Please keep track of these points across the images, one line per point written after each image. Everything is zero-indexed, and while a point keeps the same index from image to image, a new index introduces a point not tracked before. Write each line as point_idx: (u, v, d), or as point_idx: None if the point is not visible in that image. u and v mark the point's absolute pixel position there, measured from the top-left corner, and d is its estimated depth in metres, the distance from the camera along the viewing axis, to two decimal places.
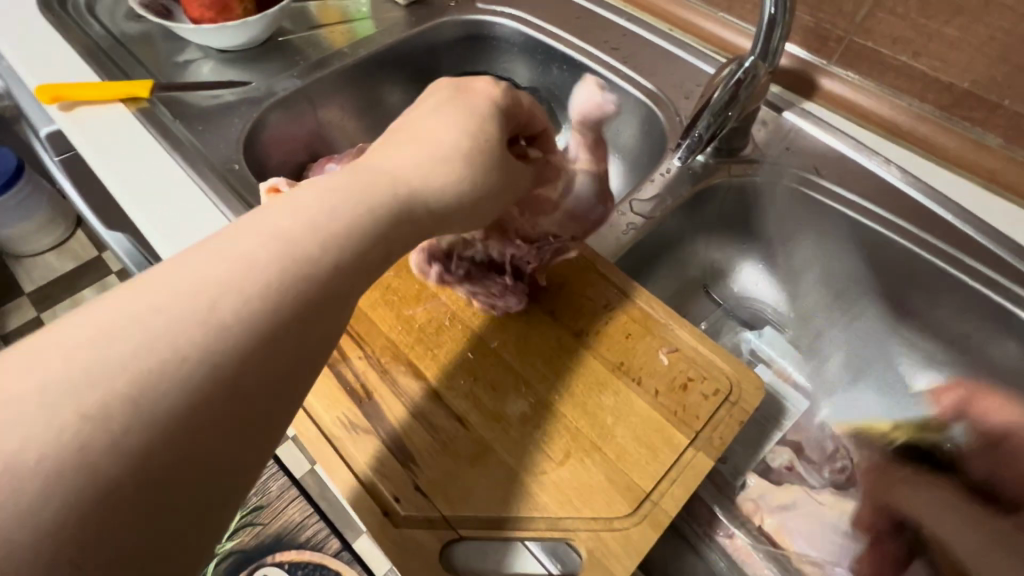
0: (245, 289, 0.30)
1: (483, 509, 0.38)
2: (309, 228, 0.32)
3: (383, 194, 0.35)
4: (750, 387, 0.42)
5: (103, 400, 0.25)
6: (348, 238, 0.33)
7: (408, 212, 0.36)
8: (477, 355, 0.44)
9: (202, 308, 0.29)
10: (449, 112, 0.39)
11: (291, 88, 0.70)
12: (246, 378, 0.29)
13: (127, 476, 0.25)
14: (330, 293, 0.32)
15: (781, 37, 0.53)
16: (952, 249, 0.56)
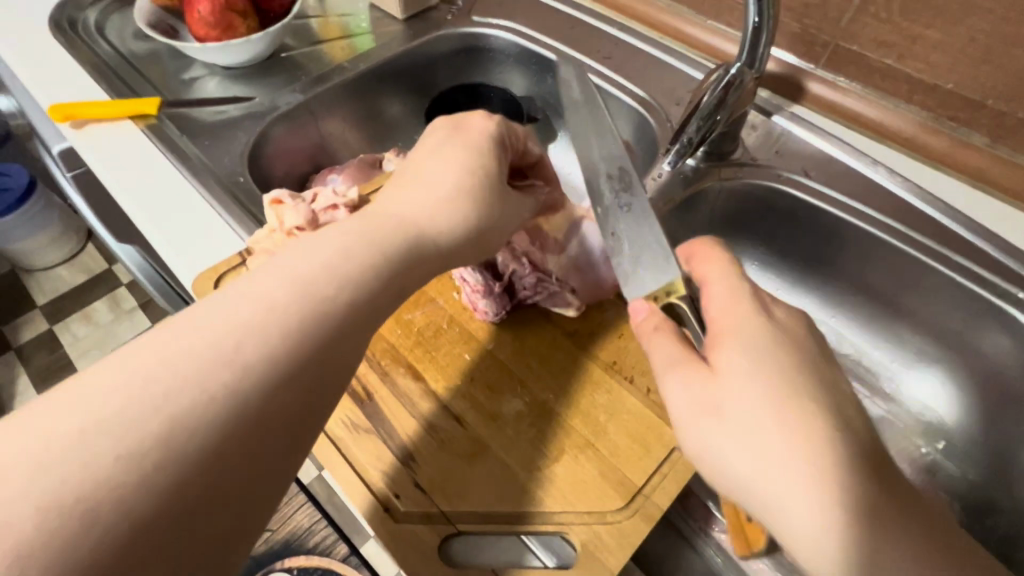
0: (267, 323, 0.33)
1: (481, 504, 0.40)
2: (321, 265, 0.35)
3: (394, 229, 0.39)
4: None
5: (150, 426, 0.28)
6: (360, 269, 0.36)
7: (415, 247, 0.39)
8: (474, 356, 0.46)
9: (230, 341, 0.32)
10: (453, 149, 0.43)
11: (293, 102, 0.72)
12: (269, 403, 0.31)
13: (158, 484, 0.27)
14: (345, 324, 0.35)
15: (766, 44, 0.55)
16: (939, 246, 0.58)
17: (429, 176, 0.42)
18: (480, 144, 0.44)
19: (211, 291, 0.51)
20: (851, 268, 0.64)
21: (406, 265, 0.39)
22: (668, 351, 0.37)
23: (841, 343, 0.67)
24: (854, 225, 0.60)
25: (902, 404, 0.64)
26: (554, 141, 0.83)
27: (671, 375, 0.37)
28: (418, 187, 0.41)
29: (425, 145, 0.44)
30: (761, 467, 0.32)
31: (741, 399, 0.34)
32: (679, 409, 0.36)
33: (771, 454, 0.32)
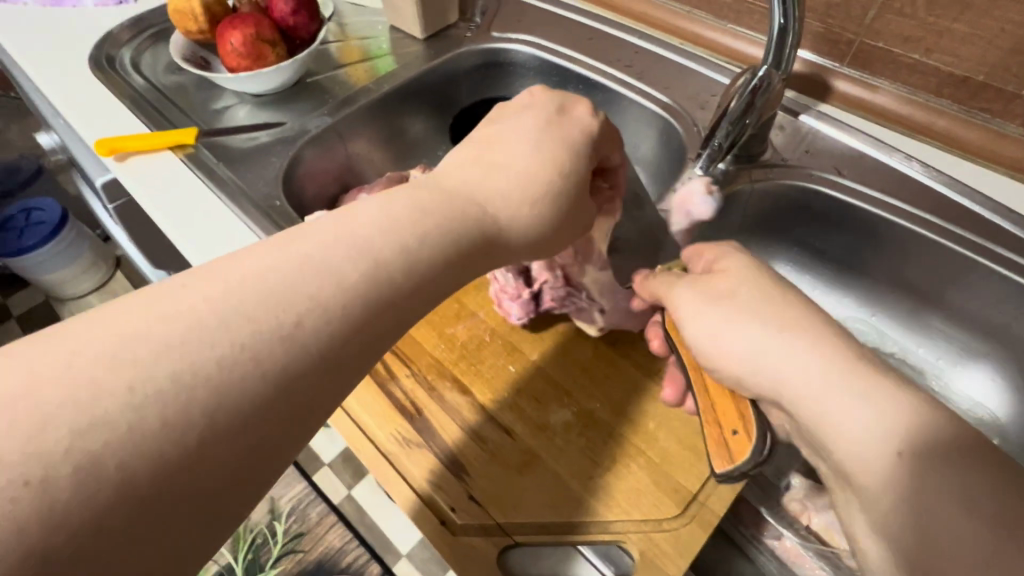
0: (315, 331, 0.32)
1: (536, 515, 0.40)
2: (353, 256, 0.34)
3: (445, 221, 0.38)
4: None
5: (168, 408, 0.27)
6: (393, 265, 0.35)
7: (465, 243, 0.38)
8: (519, 369, 0.46)
9: (251, 327, 0.30)
10: (515, 147, 0.43)
11: (323, 125, 0.74)
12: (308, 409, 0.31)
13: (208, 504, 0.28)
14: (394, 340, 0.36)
15: (793, 45, 0.55)
16: (981, 239, 0.56)
17: (489, 175, 0.41)
18: (538, 138, 0.43)
19: None
20: (889, 265, 0.63)
21: (454, 264, 0.38)
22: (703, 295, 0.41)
23: (884, 341, 0.66)
24: (891, 221, 0.59)
25: (953, 401, 0.62)
26: None
27: (711, 313, 0.40)
28: (478, 188, 0.41)
29: (490, 141, 0.43)
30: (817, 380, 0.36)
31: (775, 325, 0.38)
32: (723, 339, 0.39)
33: (825, 364, 0.36)
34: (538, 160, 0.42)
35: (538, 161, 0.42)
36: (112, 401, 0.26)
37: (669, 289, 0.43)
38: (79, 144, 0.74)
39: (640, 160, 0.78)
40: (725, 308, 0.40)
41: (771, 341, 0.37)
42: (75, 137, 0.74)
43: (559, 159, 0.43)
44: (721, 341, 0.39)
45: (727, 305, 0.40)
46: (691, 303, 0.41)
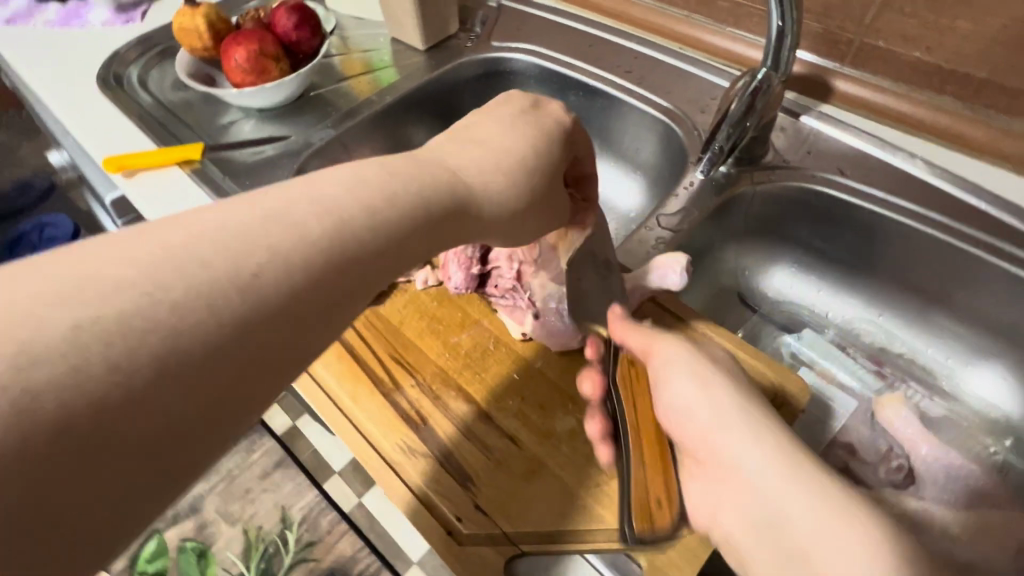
0: None
1: (543, 523, 0.40)
2: (321, 213, 0.29)
3: (415, 189, 0.34)
4: (792, 386, 0.50)
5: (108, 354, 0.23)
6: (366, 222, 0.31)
7: (435, 211, 0.34)
8: (523, 376, 0.46)
9: (204, 271, 0.26)
10: (499, 137, 0.39)
11: (326, 138, 0.75)
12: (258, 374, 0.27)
13: None
14: None
15: (791, 46, 0.55)
16: (987, 236, 0.56)
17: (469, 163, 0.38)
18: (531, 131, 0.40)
19: None
20: (896, 265, 0.62)
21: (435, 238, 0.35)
22: (680, 361, 0.38)
23: (892, 342, 0.65)
24: (896, 220, 0.59)
25: (963, 402, 0.61)
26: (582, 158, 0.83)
27: (680, 385, 0.38)
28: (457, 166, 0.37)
29: (471, 128, 0.40)
30: (756, 482, 0.32)
31: (740, 417, 0.35)
32: (676, 410, 0.38)
33: (813, 497, 0.30)
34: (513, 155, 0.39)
35: (519, 153, 0.39)
36: (65, 365, 0.22)
37: (643, 344, 0.40)
38: (88, 160, 0.75)
39: (641, 165, 0.79)
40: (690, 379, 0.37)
41: (720, 430, 0.35)
42: (84, 154, 0.76)
43: (536, 151, 0.39)
44: (676, 408, 0.38)
45: (699, 378, 0.37)
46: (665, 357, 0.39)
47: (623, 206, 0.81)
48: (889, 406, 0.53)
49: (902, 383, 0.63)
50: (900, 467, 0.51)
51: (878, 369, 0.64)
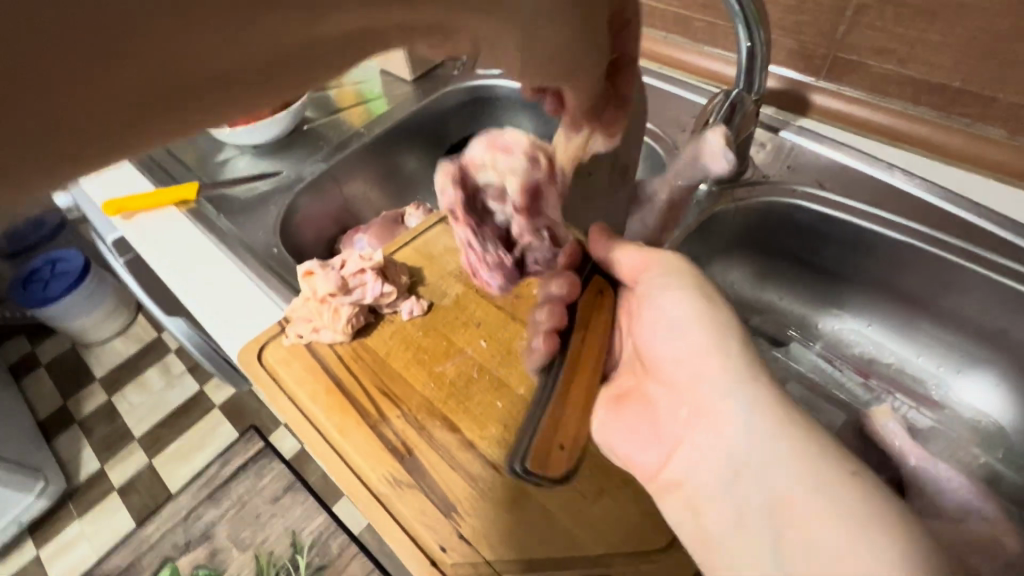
0: None
1: (525, 551, 0.40)
2: None
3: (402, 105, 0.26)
4: None
5: None
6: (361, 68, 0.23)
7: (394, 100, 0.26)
8: (505, 404, 0.47)
9: None
10: None
11: (318, 171, 0.77)
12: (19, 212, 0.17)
13: None
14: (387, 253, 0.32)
15: (762, 66, 0.56)
16: (971, 245, 0.56)
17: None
18: None
19: (256, 364, 0.50)
20: (880, 273, 0.63)
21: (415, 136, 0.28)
22: (675, 288, 0.43)
23: (880, 352, 0.65)
24: (877, 231, 0.60)
25: (953, 410, 0.61)
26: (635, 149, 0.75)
27: (680, 313, 0.43)
28: None
29: None
30: (744, 419, 0.37)
31: (736, 351, 0.39)
32: (672, 343, 0.43)
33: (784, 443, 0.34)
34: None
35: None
36: None
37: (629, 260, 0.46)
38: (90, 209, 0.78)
39: None
40: (686, 311, 0.42)
41: (710, 364, 0.40)
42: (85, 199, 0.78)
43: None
44: (672, 339, 0.43)
45: (695, 312, 0.42)
46: (661, 284, 0.44)
47: None
48: (877, 420, 0.53)
49: (889, 394, 0.63)
50: (890, 480, 0.52)
51: (865, 382, 0.64)
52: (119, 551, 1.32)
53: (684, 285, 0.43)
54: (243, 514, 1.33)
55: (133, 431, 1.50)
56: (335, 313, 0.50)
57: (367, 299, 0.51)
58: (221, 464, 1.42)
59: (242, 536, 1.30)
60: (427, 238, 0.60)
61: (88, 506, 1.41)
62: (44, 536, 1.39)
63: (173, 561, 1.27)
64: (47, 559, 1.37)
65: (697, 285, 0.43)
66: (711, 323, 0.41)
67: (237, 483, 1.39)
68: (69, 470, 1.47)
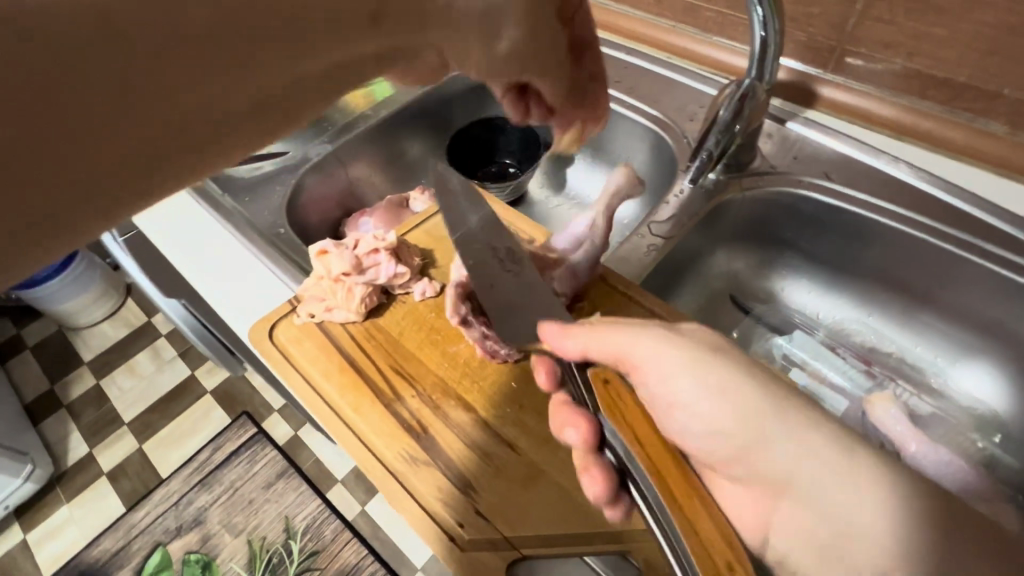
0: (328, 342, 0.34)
1: (542, 527, 0.39)
2: None
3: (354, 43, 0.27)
4: None
5: None
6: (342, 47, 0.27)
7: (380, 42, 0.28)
8: (520, 384, 0.47)
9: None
10: None
11: (324, 152, 0.76)
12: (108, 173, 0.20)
13: None
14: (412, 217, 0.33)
15: (774, 56, 0.57)
16: (970, 237, 0.57)
17: None
18: None
19: (267, 341, 0.50)
20: (882, 264, 0.64)
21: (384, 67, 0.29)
22: (671, 352, 0.39)
23: (881, 341, 0.66)
24: (880, 222, 0.61)
25: (952, 398, 0.62)
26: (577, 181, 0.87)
27: (705, 406, 0.37)
28: None
29: None
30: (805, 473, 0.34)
31: (781, 428, 0.35)
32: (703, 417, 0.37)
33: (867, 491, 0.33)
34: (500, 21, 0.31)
35: None
36: None
37: (611, 347, 0.39)
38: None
39: None
40: (705, 391, 0.37)
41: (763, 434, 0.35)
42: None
43: None
44: (703, 431, 0.37)
45: (704, 378, 0.37)
46: (659, 363, 0.39)
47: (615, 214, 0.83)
48: (878, 405, 0.54)
49: (891, 381, 0.64)
50: None
51: (867, 368, 0.65)
52: (110, 535, 1.32)
53: (680, 350, 0.38)
54: (235, 499, 1.35)
55: (122, 415, 1.49)
56: (349, 292, 0.50)
57: (380, 279, 0.51)
58: (212, 450, 1.41)
59: (235, 520, 1.32)
60: (438, 221, 0.60)
61: (76, 491, 1.40)
62: (31, 521, 1.37)
63: (165, 546, 1.30)
64: (33, 544, 1.35)
65: (695, 360, 0.38)
66: (742, 411, 0.36)
67: (230, 468, 1.39)
68: (56, 454, 1.45)
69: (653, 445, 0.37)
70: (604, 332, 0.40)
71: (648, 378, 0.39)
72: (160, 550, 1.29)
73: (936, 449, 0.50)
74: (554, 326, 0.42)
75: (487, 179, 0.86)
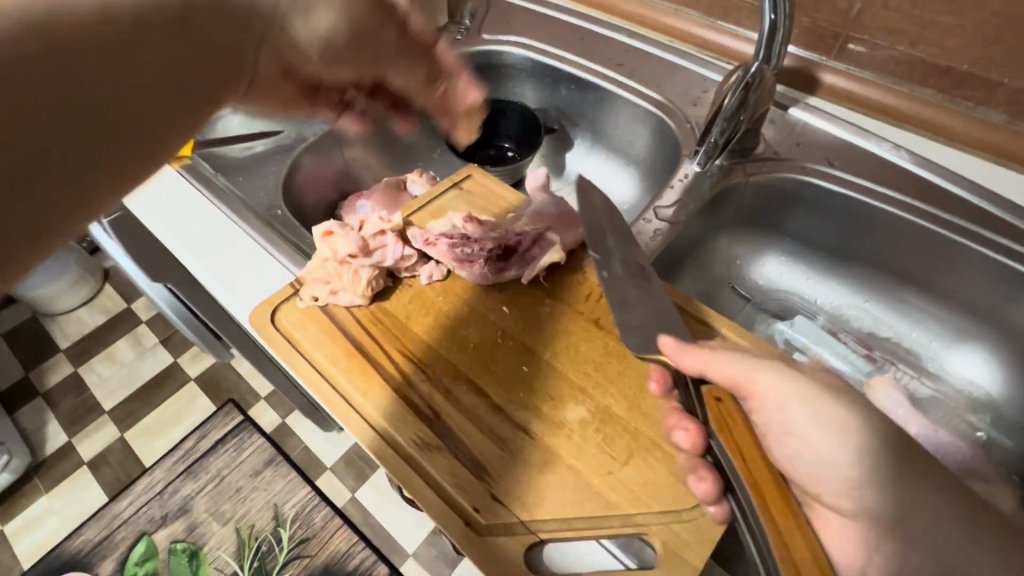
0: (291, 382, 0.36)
1: (558, 511, 0.39)
2: None
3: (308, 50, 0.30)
4: None
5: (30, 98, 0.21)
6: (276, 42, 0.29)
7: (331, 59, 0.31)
8: (531, 368, 0.46)
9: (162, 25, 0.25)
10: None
11: (320, 132, 0.74)
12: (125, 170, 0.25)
13: None
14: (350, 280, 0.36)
15: (783, 40, 0.57)
16: (969, 224, 0.58)
17: None
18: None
19: (269, 325, 0.49)
20: (882, 251, 0.65)
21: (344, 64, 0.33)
22: (792, 388, 0.37)
23: (879, 327, 0.67)
24: (882, 209, 0.61)
25: (949, 382, 0.64)
26: (579, 158, 0.86)
27: (816, 443, 0.36)
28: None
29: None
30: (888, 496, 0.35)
31: (886, 480, 0.35)
32: (812, 457, 0.36)
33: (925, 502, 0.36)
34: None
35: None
36: None
37: (731, 373, 0.38)
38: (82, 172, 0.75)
39: (632, 157, 0.81)
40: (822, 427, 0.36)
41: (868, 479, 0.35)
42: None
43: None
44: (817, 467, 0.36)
45: (820, 418, 0.36)
46: (778, 394, 0.37)
47: (615, 200, 0.82)
48: (880, 388, 0.55)
49: (892, 365, 0.65)
50: None
51: (867, 353, 0.66)
52: (92, 525, 1.29)
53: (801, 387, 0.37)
54: (222, 487, 1.33)
55: (102, 403, 1.45)
56: (356, 275, 0.49)
57: (387, 262, 0.50)
58: (197, 438, 1.39)
59: (222, 509, 1.30)
60: (442, 203, 0.59)
61: (54, 481, 1.36)
62: (8, 512, 1.33)
63: (150, 535, 1.28)
64: (10, 535, 1.31)
65: (809, 399, 0.36)
66: (852, 456, 0.35)
67: (216, 456, 1.36)
68: (33, 443, 1.41)
69: (756, 462, 0.37)
70: (726, 356, 0.38)
71: (766, 409, 0.37)
72: (145, 539, 1.27)
73: (936, 430, 0.51)
74: (666, 340, 0.40)
75: (485, 163, 0.85)
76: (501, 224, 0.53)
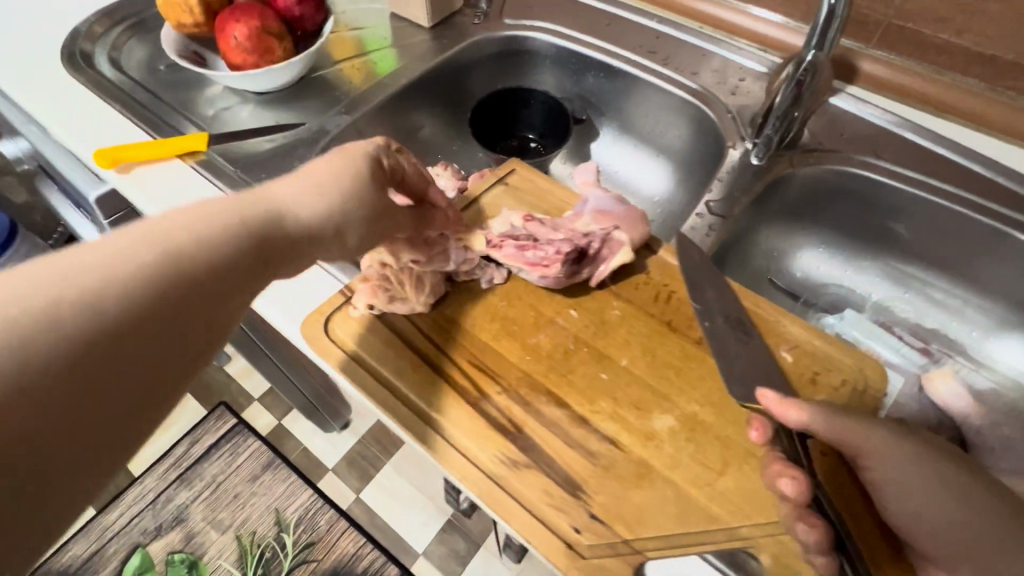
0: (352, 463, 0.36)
1: (662, 527, 0.38)
2: None
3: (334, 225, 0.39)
4: (872, 371, 0.45)
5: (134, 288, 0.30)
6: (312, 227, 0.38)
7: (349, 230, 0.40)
8: (610, 376, 0.44)
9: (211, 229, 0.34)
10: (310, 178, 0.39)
11: (342, 124, 0.69)
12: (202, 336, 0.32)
13: None
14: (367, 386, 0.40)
15: (839, 28, 0.55)
16: (1017, 214, 0.59)
17: None
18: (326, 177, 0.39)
19: (322, 338, 0.45)
20: (926, 242, 0.65)
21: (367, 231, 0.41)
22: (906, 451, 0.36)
23: (924, 318, 0.67)
24: (932, 200, 0.61)
25: (1000, 371, 0.64)
26: (609, 151, 0.82)
27: (931, 501, 0.35)
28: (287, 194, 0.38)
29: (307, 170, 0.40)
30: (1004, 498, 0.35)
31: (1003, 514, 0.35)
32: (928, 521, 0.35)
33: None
34: (348, 182, 0.40)
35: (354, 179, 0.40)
36: None
37: (844, 432, 0.37)
38: (79, 165, 0.68)
39: (664, 147, 0.79)
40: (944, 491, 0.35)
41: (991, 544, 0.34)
42: (70, 158, 0.70)
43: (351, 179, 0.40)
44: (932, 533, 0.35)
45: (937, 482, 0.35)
46: (891, 455, 0.36)
47: (646, 191, 0.80)
48: (939, 380, 0.54)
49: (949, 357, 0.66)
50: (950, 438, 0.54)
51: (924, 347, 0.67)
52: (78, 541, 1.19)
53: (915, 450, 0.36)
54: (219, 493, 1.23)
55: None
56: (419, 282, 0.46)
57: (449, 265, 0.47)
58: (189, 444, 1.30)
59: (220, 517, 1.20)
60: (491, 201, 0.55)
61: None
62: None
63: (143, 548, 1.16)
64: None
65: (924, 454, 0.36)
66: (970, 497, 0.35)
67: (211, 462, 1.27)
68: None
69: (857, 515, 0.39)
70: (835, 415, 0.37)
71: (879, 466, 0.36)
72: (139, 553, 1.15)
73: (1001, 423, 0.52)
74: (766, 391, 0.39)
75: (509, 153, 0.82)
76: (560, 224, 0.52)
